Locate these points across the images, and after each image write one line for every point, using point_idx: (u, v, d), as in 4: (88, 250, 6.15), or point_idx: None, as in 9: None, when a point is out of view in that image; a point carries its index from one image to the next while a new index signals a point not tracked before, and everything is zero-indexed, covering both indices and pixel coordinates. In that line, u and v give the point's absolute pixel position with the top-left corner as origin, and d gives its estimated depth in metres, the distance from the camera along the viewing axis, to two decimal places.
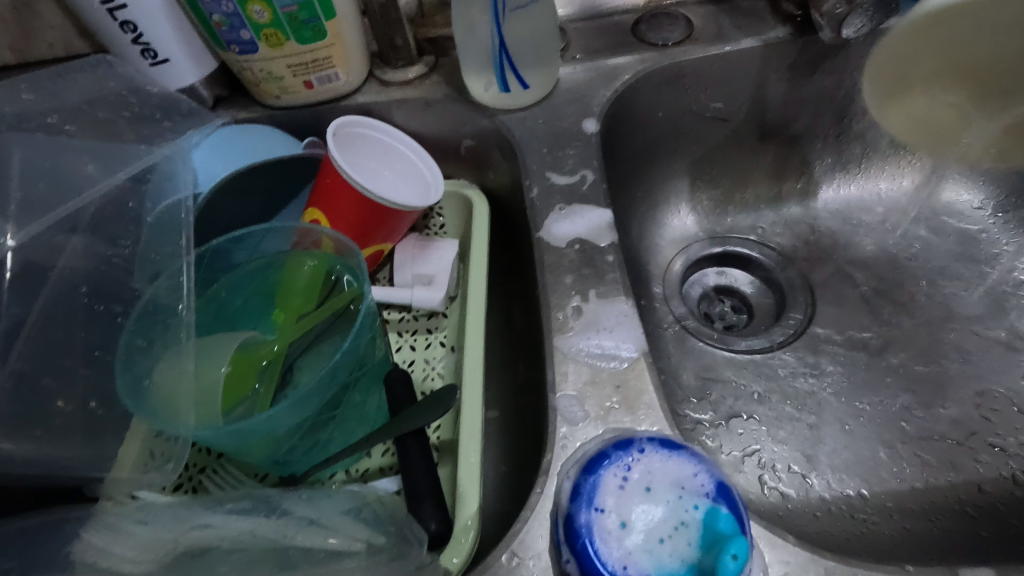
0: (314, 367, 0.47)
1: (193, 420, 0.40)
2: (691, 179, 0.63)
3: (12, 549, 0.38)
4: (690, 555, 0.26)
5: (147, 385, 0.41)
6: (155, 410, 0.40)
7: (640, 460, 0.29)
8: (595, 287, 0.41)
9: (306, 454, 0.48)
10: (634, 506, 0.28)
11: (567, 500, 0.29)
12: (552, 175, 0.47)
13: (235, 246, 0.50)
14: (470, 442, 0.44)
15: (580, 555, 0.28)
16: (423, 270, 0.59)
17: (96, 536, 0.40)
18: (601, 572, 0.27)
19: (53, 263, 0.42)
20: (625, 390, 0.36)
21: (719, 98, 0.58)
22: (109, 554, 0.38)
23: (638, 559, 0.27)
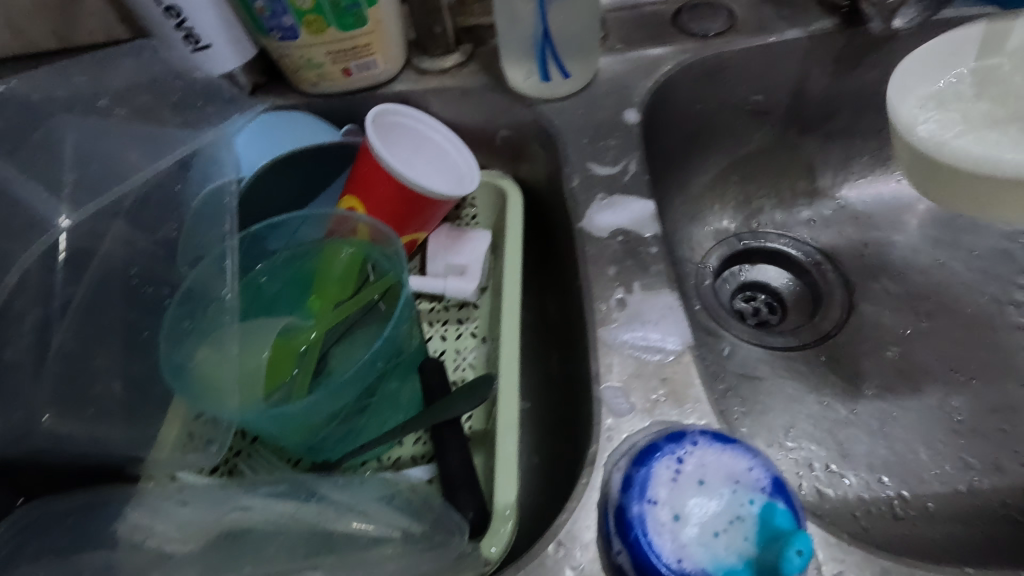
0: (351, 354, 0.47)
1: (237, 403, 0.40)
2: (728, 174, 0.62)
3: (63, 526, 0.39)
4: (747, 550, 0.26)
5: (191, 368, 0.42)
6: (198, 392, 0.40)
7: (694, 452, 0.29)
8: (639, 279, 0.40)
9: (341, 441, 0.48)
10: (687, 499, 0.28)
11: (618, 491, 0.29)
12: (593, 166, 0.47)
13: (274, 233, 0.50)
14: (507, 432, 0.44)
15: (633, 547, 0.27)
16: (455, 261, 0.59)
17: (141, 515, 0.40)
18: (656, 564, 0.27)
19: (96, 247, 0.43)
20: (671, 384, 0.36)
21: (759, 90, 0.57)
22: (156, 534, 0.40)
23: (693, 553, 0.26)
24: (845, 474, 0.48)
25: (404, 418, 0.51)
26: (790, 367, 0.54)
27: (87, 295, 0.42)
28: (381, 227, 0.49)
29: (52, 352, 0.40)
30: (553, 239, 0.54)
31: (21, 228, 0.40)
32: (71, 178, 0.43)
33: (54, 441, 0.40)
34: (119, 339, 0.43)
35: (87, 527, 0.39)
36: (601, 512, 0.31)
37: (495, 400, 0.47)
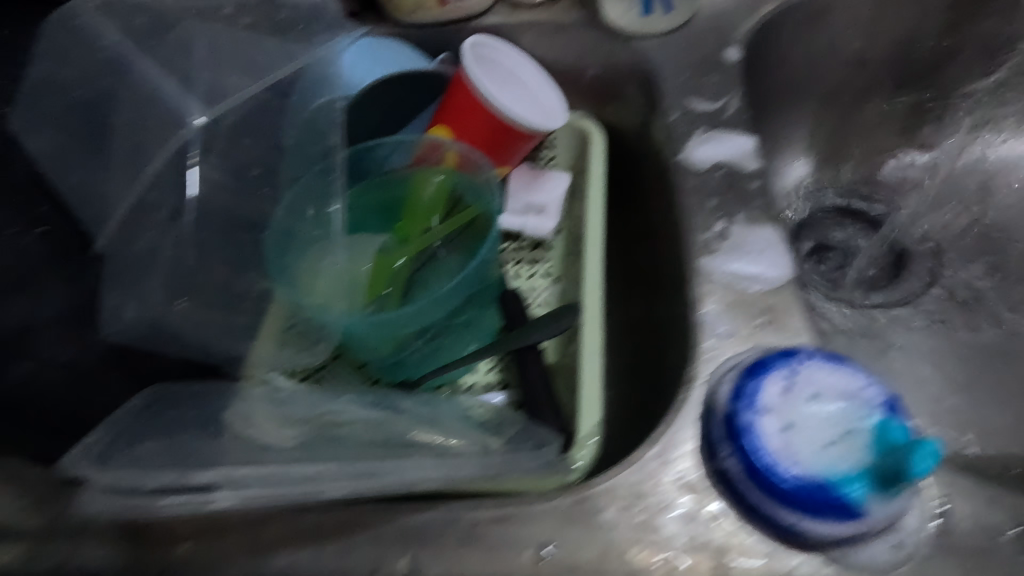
0: (440, 278, 0.49)
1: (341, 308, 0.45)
2: (822, 127, 0.60)
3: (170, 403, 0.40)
4: (862, 460, 0.27)
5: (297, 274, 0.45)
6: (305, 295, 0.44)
7: (806, 367, 0.29)
8: (741, 212, 0.40)
9: (425, 362, 0.50)
10: (800, 410, 0.28)
11: (728, 400, 0.30)
12: (692, 102, 0.48)
13: (369, 156, 0.51)
14: (590, 357, 0.46)
15: (743, 450, 0.28)
16: (532, 196, 0.57)
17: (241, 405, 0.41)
18: (767, 466, 0.27)
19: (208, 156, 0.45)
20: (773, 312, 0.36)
21: (864, 37, 0.55)
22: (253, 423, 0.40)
23: (805, 459, 0.27)
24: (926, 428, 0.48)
25: (480, 345, 0.52)
26: (872, 322, 0.53)
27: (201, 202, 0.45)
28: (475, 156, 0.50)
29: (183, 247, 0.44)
30: (637, 180, 0.54)
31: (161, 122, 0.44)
32: (204, 87, 0.46)
33: (175, 330, 0.42)
34: (230, 243, 0.46)
35: (185, 412, 0.40)
36: (702, 424, 0.32)
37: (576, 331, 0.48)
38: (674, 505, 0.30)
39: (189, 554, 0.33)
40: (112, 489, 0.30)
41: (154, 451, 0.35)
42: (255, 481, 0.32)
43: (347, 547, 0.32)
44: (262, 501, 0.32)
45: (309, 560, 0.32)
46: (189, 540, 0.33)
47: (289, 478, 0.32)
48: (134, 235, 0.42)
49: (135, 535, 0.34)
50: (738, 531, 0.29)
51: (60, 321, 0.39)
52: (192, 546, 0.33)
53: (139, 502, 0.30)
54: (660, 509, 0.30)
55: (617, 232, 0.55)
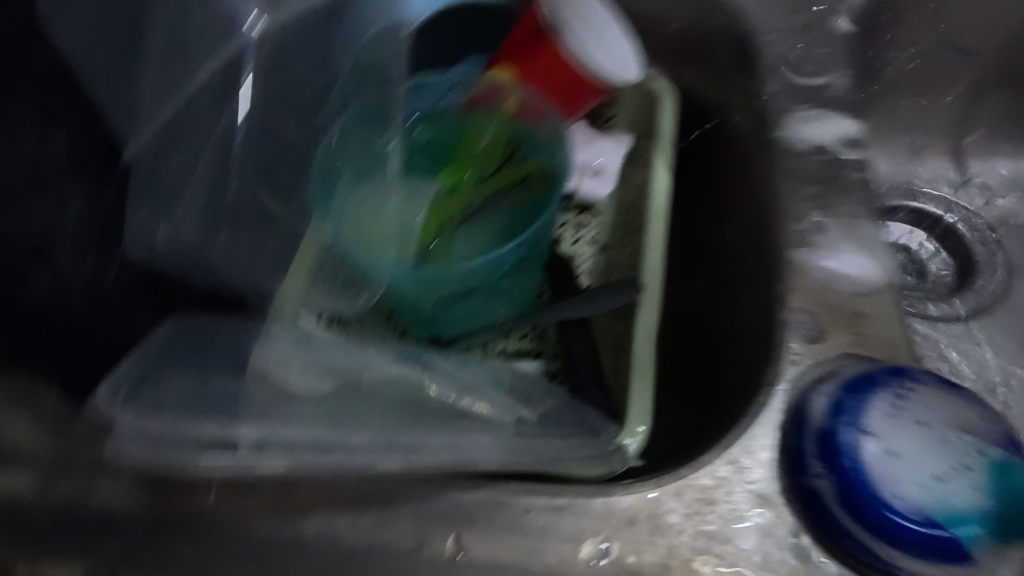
0: (486, 232, 0.45)
1: (394, 257, 0.41)
2: (911, 117, 0.55)
3: (184, 336, 0.34)
4: (979, 500, 0.26)
5: (338, 211, 0.41)
6: (352, 239, 0.40)
7: (918, 391, 0.28)
8: (838, 207, 0.38)
9: (460, 324, 0.47)
10: (910, 439, 0.27)
11: (828, 415, 0.29)
12: (798, 73, 0.44)
13: (422, 92, 0.47)
14: (643, 340, 0.42)
15: (843, 471, 0.27)
16: (581, 157, 0.51)
17: (268, 347, 0.35)
18: (871, 489, 0.27)
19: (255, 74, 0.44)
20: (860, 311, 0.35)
21: (979, 24, 0.49)
22: (284, 364, 0.34)
23: (913, 491, 0.26)
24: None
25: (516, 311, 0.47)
26: (927, 334, 0.52)
27: (249, 136, 0.43)
28: (544, 114, 0.47)
29: (232, 177, 0.42)
30: (720, 146, 0.47)
31: (215, 28, 0.43)
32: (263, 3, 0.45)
33: (211, 263, 0.39)
34: (273, 179, 0.43)
35: (211, 345, 0.35)
36: (786, 436, 0.31)
37: (628, 311, 0.44)
38: (747, 515, 0.30)
39: (216, 506, 0.31)
40: (136, 420, 0.30)
41: (161, 406, 0.30)
42: (294, 445, 0.30)
43: (388, 519, 0.31)
44: (308, 467, 0.31)
45: (347, 525, 0.31)
46: (215, 499, 0.31)
47: (327, 447, 0.31)
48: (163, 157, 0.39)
49: (159, 485, 0.31)
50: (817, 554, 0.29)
51: (87, 230, 0.35)
52: (218, 497, 0.31)
53: (182, 454, 0.30)
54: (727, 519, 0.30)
55: (685, 205, 0.49)
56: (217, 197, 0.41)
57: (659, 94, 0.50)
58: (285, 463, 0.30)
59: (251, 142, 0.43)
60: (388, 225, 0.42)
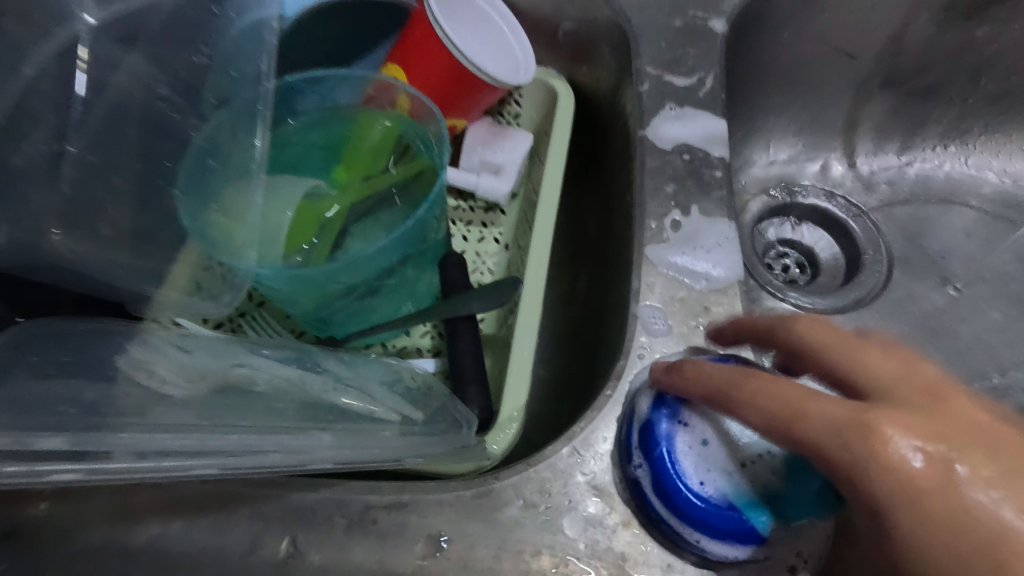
0: (379, 229, 0.45)
1: (256, 256, 0.39)
2: (804, 114, 0.58)
3: (69, 344, 0.35)
4: (758, 494, 0.27)
5: (210, 209, 0.38)
6: (211, 234, 0.38)
7: (694, 412, 0.28)
8: (697, 203, 0.37)
9: (354, 321, 0.48)
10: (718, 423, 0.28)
11: (647, 408, 0.29)
12: (667, 75, 0.43)
13: (307, 89, 0.46)
14: (526, 335, 0.43)
15: (654, 461, 0.28)
16: (494, 155, 0.55)
17: (140, 350, 0.36)
18: (678, 487, 0.27)
19: (108, 78, 0.39)
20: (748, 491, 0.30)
21: (860, 30, 0.53)
22: (151, 369, 0.35)
23: (718, 482, 0.27)
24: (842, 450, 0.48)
25: (415, 307, 0.50)
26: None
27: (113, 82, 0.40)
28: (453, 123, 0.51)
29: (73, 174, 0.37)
30: (602, 155, 0.50)
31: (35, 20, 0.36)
32: None
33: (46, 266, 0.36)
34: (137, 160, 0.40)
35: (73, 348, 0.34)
36: (621, 429, 0.30)
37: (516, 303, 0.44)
38: (581, 505, 0.29)
39: (49, 516, 0.28)
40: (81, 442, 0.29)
41: (47, 388, 0.31)
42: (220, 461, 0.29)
43: (225, 524, 0.28)
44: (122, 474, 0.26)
45: (181, 533, 0.28)
46: (52, 521, 0.28)
47: None
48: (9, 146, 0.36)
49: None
50: (641, 540, 0.29)
51: None
52: (50, 506, 0.28)
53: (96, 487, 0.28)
54: (561, 482, 0.30)
55: (581, 202, 0.52)
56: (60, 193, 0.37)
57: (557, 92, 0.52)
58: (168, 463, 0.26)
59: (115, 122, 0.39)
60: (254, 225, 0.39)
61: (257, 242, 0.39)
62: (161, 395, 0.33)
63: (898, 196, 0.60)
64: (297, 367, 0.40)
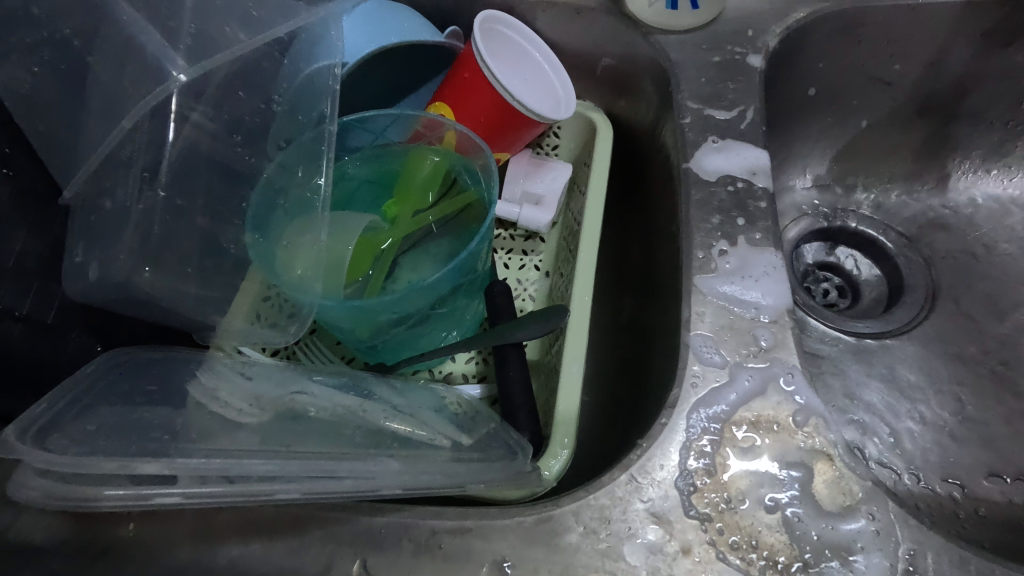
0: (430, 261, 0.48)
1: (321, 288, 0.41)
2: (841, 139, 0.59)
3: (148, 373, 0.38)
4: None
5: (277, 246, 0.42)
6: (282, 270, 0.41)
7: None
8: (744, 233, 0.38)
9: (402, 347, 0.50)
10: None
11: None
12: (708, 108, 0.44)
13: (361, 128, 0.49)
14: (574, 361, 0.43)
15: None
16: (538, 187, 0.57)
17: (210, 378, 0.38)
18: None
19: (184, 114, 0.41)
20: (816, 487, 0.30)
21: (898, 58, 0.53)
22: (220, 398, 0.37)
23: None
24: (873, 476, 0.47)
25: (461, 335, 0.52)
26: (803, 511, 0.30)
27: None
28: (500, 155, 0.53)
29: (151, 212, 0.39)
30: (642, 187, 0.52)
31: (136, 74, 0.39)
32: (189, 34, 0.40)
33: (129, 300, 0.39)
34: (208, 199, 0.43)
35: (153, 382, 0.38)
36: None
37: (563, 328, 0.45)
38: (641, 533, 0.30)
39: (136, 535, 0.30)
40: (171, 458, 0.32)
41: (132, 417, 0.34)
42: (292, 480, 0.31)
43: (300, 544, 0.30)
44: (212, 496, 0.28)
45: (260, 554, 0.30)
46: (138, 541, 0.30)
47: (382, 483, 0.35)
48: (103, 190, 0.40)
49: (79, 516, 0.30)
50: (702, 568, 0.29)
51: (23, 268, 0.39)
52: (137, 526, 0.30)
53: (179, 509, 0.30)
54: (622, 510, 0.30)
55: (621, 229, 0.53)
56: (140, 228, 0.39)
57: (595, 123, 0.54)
58: (253, 487, 0.28)
59: (189, 157, 0.41)
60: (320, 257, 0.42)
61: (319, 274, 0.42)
62: (232, 422, 0.36)
63: (940, 221, 0.60)
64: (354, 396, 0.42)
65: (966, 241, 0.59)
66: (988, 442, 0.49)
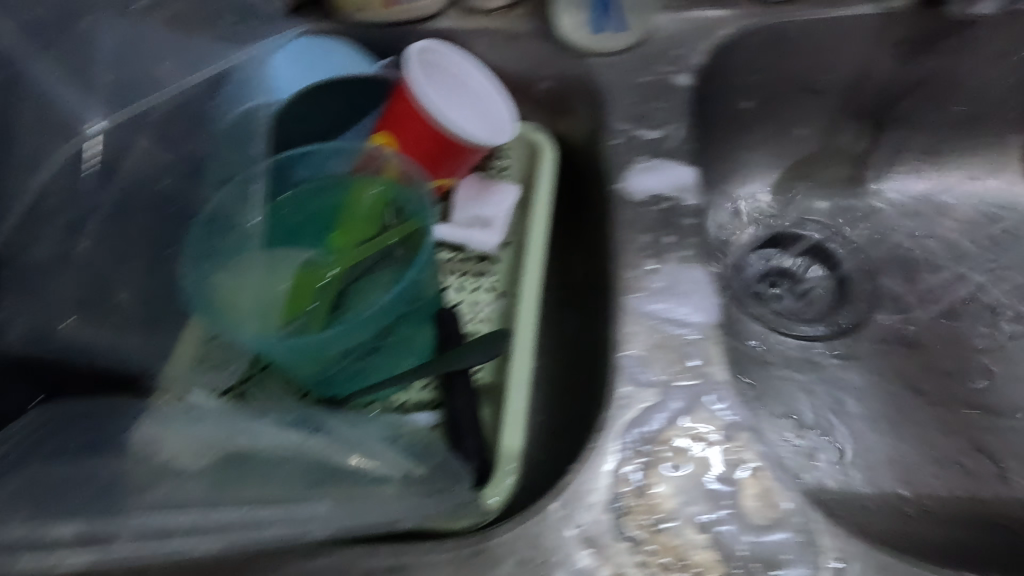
0: (376, 290, 0.46)
1: (255, 329, 0.41)
2: (781, 147, 0.60)
3: (75, 429, 0.36)
4: None
5: (211, 289, 0.42)
6: (219, 313, 0.41)
7: None
8: (673, 251, 0.39)
9: (354, 381, 0.49)
10: None
11: None
12: (637, 129, 0.45)
13: (301, 163, 0.49)
14: (518, 386, 0.44)
15: None
16: (490, 209, 0.58)
17: (150, 428, 0.36)
18: None
19: (123, 161, 0.45)
20: (743, 501, 0.31)
21: (826, 68, 0.55)
22: (163, 446, 0.35)
23: None
24: (825, 478, 0.48)
25: (417, 361, 0.51)
26: (731, 527, 0.30)
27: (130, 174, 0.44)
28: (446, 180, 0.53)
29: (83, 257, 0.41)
30: (585, 206, 0.53)
31: None
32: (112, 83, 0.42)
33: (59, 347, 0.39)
34: (142, 244, 0.43)
35: (86, 439, 0.36)
36: None
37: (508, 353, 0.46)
38: (575, 558, 0.30)
39: None
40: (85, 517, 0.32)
41: (61, 474, 0.33)
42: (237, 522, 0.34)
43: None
44: (161, 540, 0.32)
45: None
46: None
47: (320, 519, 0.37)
48: (36, 241, 0.40)
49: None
50: None
51: None
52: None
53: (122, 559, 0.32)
54: (556, 538, 0.31)
55: (568, 247, 0.54)
56: (81, 275, 0.41)
57: (538, 145, 0.54)
58: (198, 530, 0.32)
59: (125, 203, 0.44)
60: (251, 300, 0.43)
61: (254, 314, 0.42)
62: (172, 474, 0.34)
63: (880, 222, 0.61)
64: (307, 429, 0.39)
65: (904, 240, 0.60)
66: (932, 438, 0.50)
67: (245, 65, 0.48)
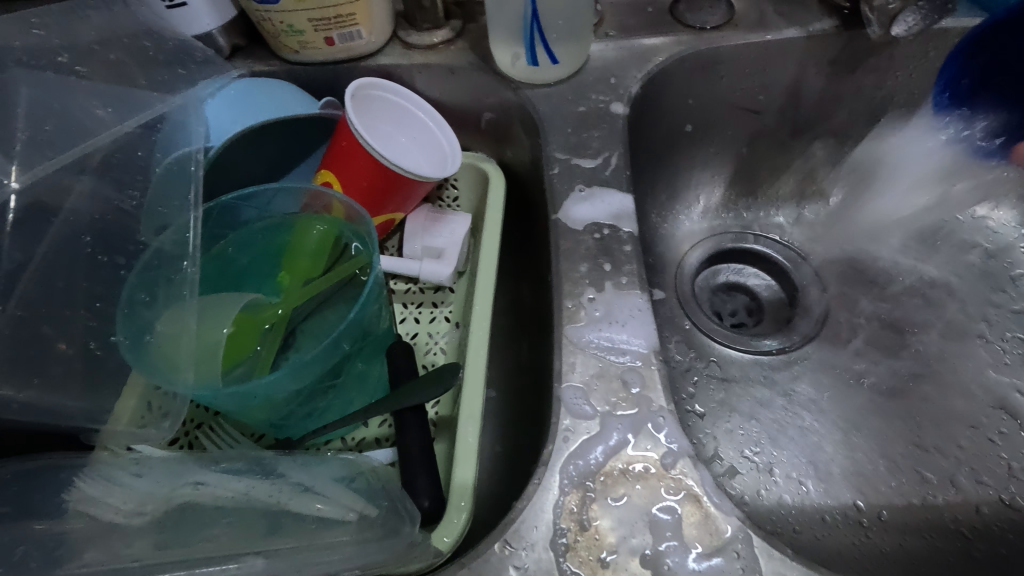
0: (322, 329, 0.46)
1: (193, 378, 0.39)
2: (724, 166, 0.62)
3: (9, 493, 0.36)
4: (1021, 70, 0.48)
5: (148, 340, 0.40)
6: (154, 366, 0.39)
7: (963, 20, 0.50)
8: (611, 278, 0.40)
9: (306, 422, 0.48)
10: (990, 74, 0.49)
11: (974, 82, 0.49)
12: (575, 158, 0.46)
13: (245, 204, 0.48)
14: (471, 421, 0.44)
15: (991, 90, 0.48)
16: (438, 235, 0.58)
17: (90, 487, 0.36)
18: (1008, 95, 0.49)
19: (59, 204, 0.42)
20: (683, 530, 0.31)
21: (760, 89, 0.57)
22: (102, 506, 0.35)
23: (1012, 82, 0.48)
24: (782, 494, 0.48)
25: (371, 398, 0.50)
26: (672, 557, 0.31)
27: (62, 229, 0.42)
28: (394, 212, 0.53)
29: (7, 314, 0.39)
30: (533, 234, 0.53)
31: None
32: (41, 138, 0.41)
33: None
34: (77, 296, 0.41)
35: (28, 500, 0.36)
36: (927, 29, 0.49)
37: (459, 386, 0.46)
38: None
39: None
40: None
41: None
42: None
43: None
44: None
45: None
46: None
47: None
48: None
49: None
50: None
51: None
52: None
53: None
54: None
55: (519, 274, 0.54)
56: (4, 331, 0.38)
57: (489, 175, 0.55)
58: None
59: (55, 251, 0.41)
60: (190, 348, 0.40)
61: (191, 362, 0.40)
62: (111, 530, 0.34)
63: (826, 234, 0.63)
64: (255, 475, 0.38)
65: (851, 251, 0.62)
66: (885, 445, 0.51)
67: (181, 108, 0.46)
